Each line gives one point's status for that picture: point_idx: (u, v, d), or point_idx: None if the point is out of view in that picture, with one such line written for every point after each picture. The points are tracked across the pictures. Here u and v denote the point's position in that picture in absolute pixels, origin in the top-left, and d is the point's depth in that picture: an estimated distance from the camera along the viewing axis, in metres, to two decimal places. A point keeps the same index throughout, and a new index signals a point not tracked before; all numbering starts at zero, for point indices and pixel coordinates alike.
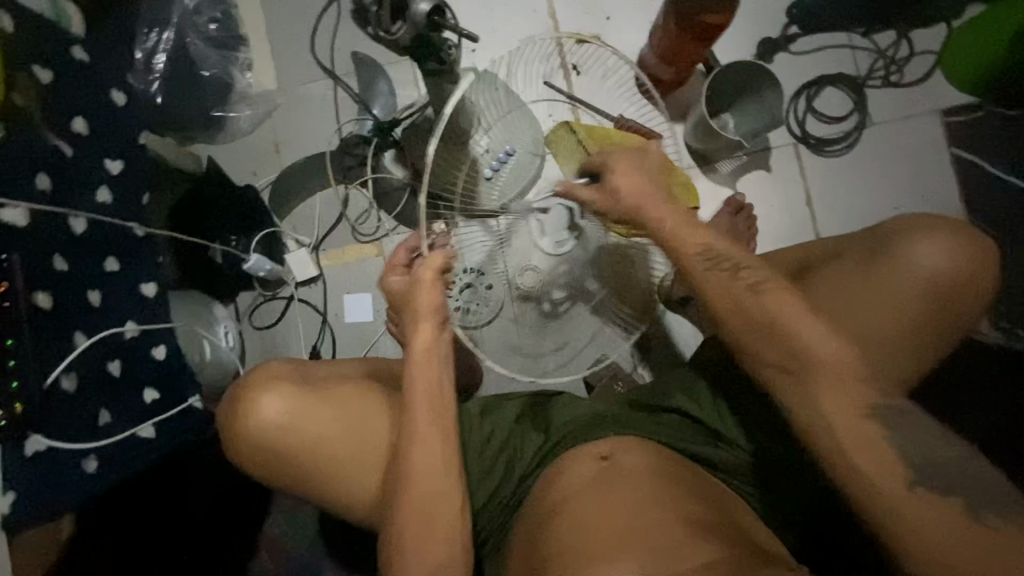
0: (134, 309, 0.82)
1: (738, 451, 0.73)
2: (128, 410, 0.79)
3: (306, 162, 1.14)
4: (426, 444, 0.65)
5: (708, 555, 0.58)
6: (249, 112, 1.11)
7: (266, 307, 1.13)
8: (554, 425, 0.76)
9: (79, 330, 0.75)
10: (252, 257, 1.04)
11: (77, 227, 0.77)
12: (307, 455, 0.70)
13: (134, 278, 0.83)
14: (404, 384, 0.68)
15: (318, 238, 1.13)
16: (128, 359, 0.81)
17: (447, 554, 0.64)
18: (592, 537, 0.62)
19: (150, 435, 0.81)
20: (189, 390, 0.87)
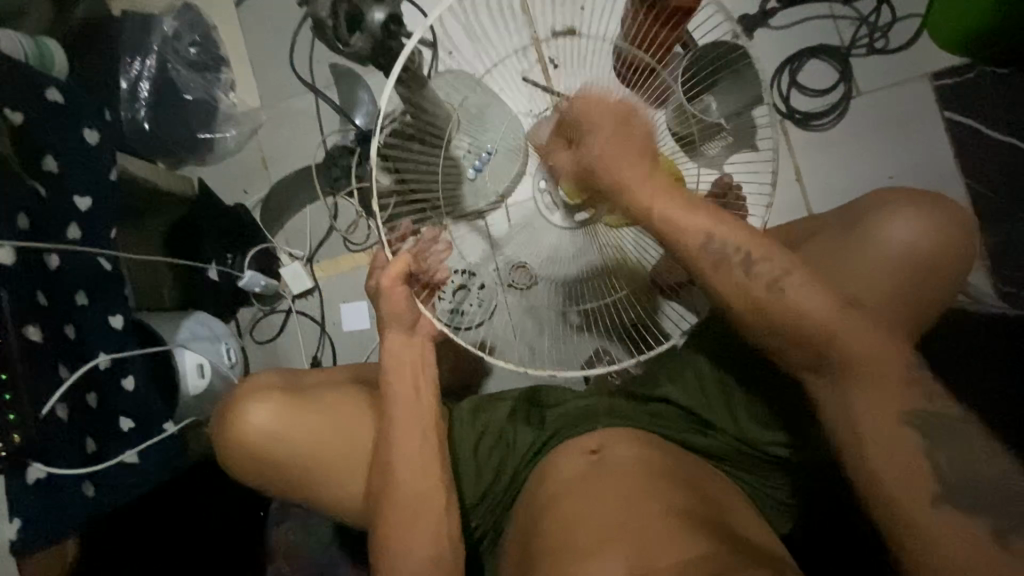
0: (106, 342, 0.84)
1: (730, 438, 0.72)
2: (106, 439, 0.82)
3: (294, 177, 1.16)
4: (409, 449, 0.67)
5: (696, 550, 0.57)
6: (234, 132, 1.15)
7: (265, 321, 1.15)
8: (548, 420, 0.76)
9: (63, 363, 0.78)
10: (247, 274, 1.06)
11: (53, 263, 0.80)
12: (298, 463, 0.71)
13: (103, 311, 0.85)
14: (388, 390, 0.70)
15: (311, 251, 1.15)
16: (105, 391, 0.83)
17: (435, 554, 0.66)
18: (582, 533, 0.62)
19: (134, 460, 0.84)
20: (161, 417, 0.88)
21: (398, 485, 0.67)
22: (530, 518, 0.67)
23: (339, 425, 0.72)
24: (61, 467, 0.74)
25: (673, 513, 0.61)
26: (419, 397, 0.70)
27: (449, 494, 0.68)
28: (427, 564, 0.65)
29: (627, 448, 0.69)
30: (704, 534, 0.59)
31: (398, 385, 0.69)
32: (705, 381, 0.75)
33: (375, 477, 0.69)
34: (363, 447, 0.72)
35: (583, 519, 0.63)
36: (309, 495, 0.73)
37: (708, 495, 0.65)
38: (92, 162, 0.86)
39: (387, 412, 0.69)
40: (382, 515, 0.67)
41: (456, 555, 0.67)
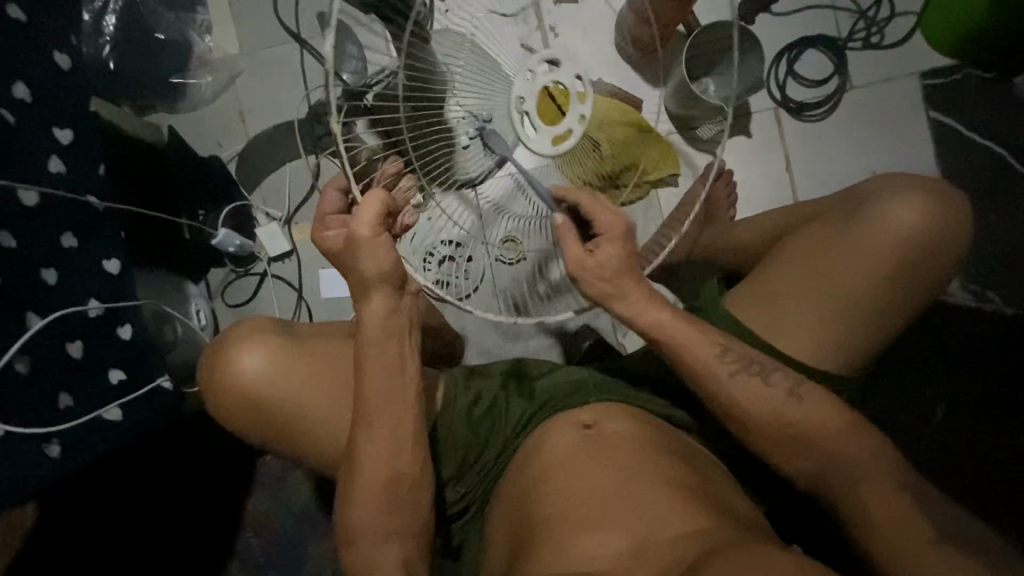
0: (98, 284, 0.80)
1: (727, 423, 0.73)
2: (95, 390, 0.77)
3: (273, 131, 1.09)
4: (391, 421, 0.66)
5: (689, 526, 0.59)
6: (210, 80, 1.04)
7: (239, 283, 1.09)
8: (539, 391, 0.75)
9: (33, 310, 0.72)
10: (221, 232, 1.01)
11: (29, 200, 0.73)
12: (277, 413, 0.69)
13: (95, 254, 0.80)
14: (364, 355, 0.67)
15: (289, 212, 1.09)
16: (89, 338, 0.77)
17: (407, 519, 0.66)
18: (577, 507, 0.63)
19: (118, 417, 0.79)
20: (156, 371, 0.86)
21: (374, 454, 0.65)
22: (524, 490, 0.67)
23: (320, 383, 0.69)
24: (23, 425, 0.70)
25: (671, 486, 0.63)
26: (400, 364, 0.67)
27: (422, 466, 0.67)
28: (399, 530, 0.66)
29: (621, 425, 0.69)
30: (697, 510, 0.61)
31: (376, 353, 0.66)
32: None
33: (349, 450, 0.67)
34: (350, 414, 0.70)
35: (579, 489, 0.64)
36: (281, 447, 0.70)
37: (700, 471, 0.67)
38: (67, 89, 0.80)
39: (367, 378, 0.66)
40: (362, 479, 0.65)
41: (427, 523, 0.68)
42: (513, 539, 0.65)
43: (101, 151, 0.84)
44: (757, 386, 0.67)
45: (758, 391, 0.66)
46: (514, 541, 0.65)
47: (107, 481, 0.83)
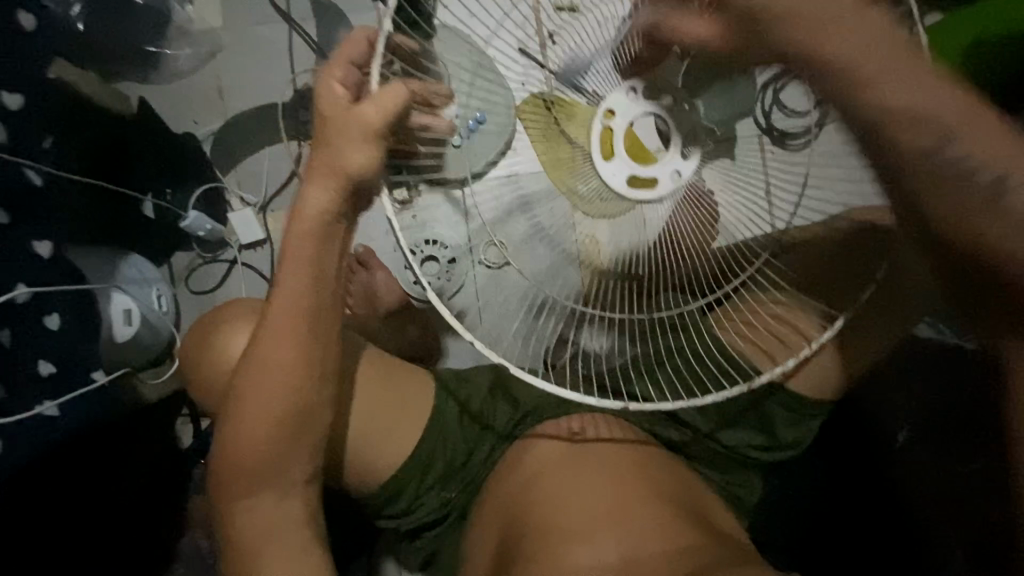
0: (26, 268, 0.73)
1: (713, 444, 0.72)
2: (27, 385, 0.73)
3: (255, 113, 1.04)
4: (270, 388, 0.57)
5: (679, 541, 0.61)
6: (189, 52, 0.99)
7: (205, 269, 1.03)
8: (523, 399, 0.73)
9: None
10: (190, 214, 0.94)
11: None
12: (266, 407, 0.58)
13: (25, 236, 0.74)
14: (299, 305, 0.56)
15: (266, 198, 1.03)
16: (22, 330, 0.72)
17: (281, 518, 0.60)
18: (565, 518, 0.64)
19: (54, 413, 0.76)
20: (90, 365, 0.82)
21: (251, 437, 0.58)
22: (512, 501, 0.68)
23: (321, 374, 0.59)
24: None
25: (659, 499, 0.65)
26: (303, 331, 0.57)
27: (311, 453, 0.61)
28: (270, 533, 0.59)
29: (610, 434, 0.70)
30: (686, 525, 0.63)
31: (289, 310, 0.56)
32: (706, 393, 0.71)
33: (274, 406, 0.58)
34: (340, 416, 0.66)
35: (569, 503, 0.64)
36: (249, 437, 0.58)
37: (687, 487, 0.69)
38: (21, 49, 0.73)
39: (284, 341, 0.57)
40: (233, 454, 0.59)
41: (306, 521, 0.62)
42: (500, 550, 0.65)
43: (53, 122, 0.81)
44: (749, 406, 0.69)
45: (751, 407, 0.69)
46: (498, 551, 0.65)
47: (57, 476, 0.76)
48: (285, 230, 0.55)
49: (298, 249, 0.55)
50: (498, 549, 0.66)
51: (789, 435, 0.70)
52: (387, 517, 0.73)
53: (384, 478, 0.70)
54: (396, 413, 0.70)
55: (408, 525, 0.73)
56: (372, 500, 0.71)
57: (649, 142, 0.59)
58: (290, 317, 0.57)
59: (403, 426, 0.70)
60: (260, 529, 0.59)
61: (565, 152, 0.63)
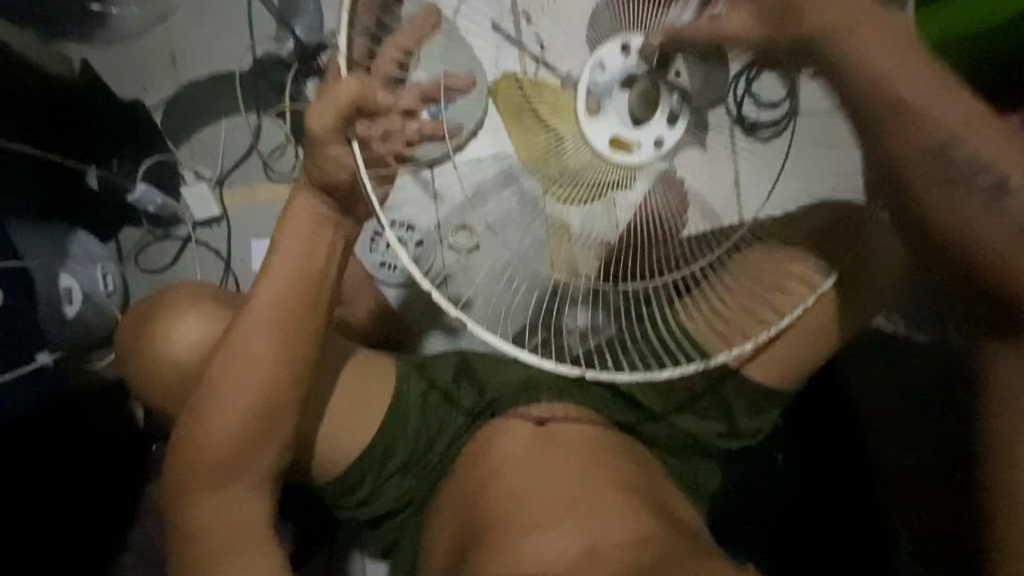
0: None
1: (676, 432, 0.72)
2: None
3: (211, 81, 0.98)
4: (240, 381, 0.55)
5: (644, 529, 0.62)
6: (136, 10, 0.96)
7: (155, 247, 0.98)
8: (488, 388, 0.72)
9: None
10: (139, 187, 0.91)
11: None
12: (240, 403, 0.55)
13: None
14: (276, 296, 0.54)
15: (222, 173, 0.98)
16: None
17: (236, 515, 0.57)
18: (529, 506, 0.63)
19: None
20: (35, 346, 0.78)
21: (210, 431, 0.56)
22: (475, 489, 0.67)
23: (295, 370, 0.56)
24: None
25: (623, 490, 0.65)
26: (285, 329, 0.55)
27: (274, 450, 0.58)
28: (230, 527, 0.57)
29: (576, 426, 0.69)
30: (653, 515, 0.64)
31: (263, 301, 0.54)
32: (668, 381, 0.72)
33: (234, 403, 0.55)
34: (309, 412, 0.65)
35: (534, 493, 0.64)
36: (210, 433, 0.56)
37: (648, 474, 0.69)
38: None
39: (248, 334, 0.55)
40: (192, 449, 0.56)
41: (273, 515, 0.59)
42: (463, 537, 0.65)
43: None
44: (712, 395, 0.71)
45: (719, 396, 0.70)
46: (461, 539, 0.65)
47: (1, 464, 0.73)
48: (280, 219, 0.54)
49: (290, 243, 0.54)
50: (462, 534, 0.65)
51: (748, 425, 0.72)
52: (347, 506, 0.72)
53: (344, 467, 0.68)
54: (362, 409, 0.68)
55: (368, 514, 0.72)
56: (333, 488, 0.69)
57: (626, 125, 0.55)
58: (260, 311, 0.54)
59: (364, 413, 0.68)
60: (214, 520, 0.57)
61: (535, 137, 0.59)
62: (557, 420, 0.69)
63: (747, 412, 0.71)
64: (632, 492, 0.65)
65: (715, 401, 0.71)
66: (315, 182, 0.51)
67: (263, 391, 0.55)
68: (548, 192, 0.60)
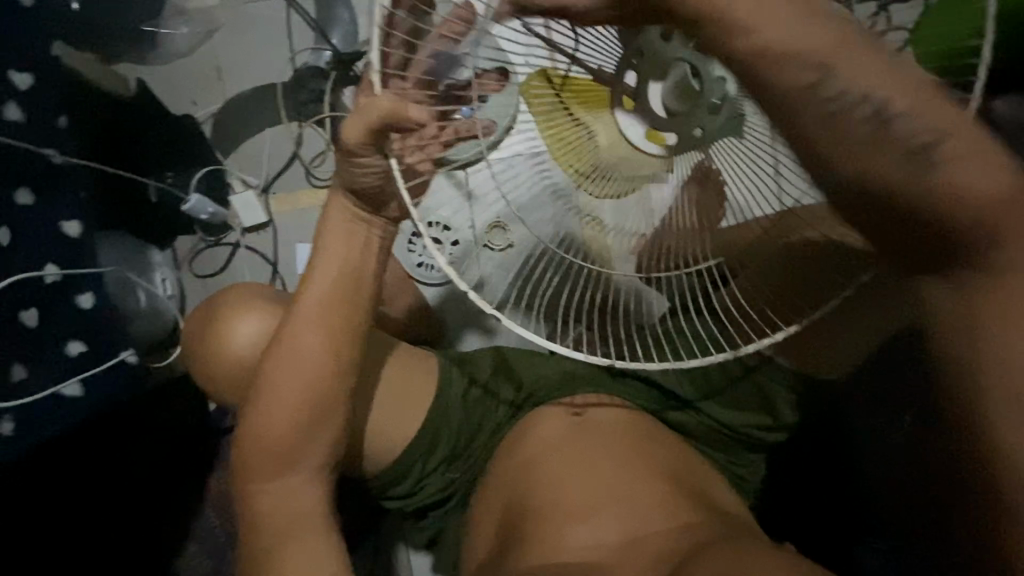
0: (53, 248, 0.73)
1: (712, 423, 0.71)
2: (48, 365, 0.71)
3: (255, 92, 1.03)
4: (291, 378, 0.58)
5: (687, 518, 0.61)
6: (186, 30, 0.95)
7: (208, 253, 1.03)
8: (526, 380, 0.73)
9: (51, 261, 0.72)
10: (191, 197, 0.95)
11: (55, 160, 0.74)
12: (289, 396, 0.58)
13: (51, 214, 0.74)
14: (316, 294, 0.57)
15: (267, 180, 1.03)
16: (45, 308, 0.71)
17: (290, 503, 0.60)
18: (571, 496, 0.64)
19: (77, 393, 0.73)
20: (119, 344, 0.79)
21: (263, 424, 0.59)
22: (517, 478, 0.68)
23: (342, 367, 0.58)
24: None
25: (664, 481, 0.65)
26: (329, 327, 0.57)
27: (323, 442, 0.60)
28: (285, 514, 0.60)
29: (614, 416, 0.70)
30: (696, 504, 0.63)
31: (308, 300, 0.57)
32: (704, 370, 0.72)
33: (286, 396, 0.58)
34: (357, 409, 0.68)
35: (576, 483, 0.65)
36: (264, 427, 0.59)
37: (690, 465, 0.69)
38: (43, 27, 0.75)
39: (292, 334, 0.57)
40: (248, 440, 0.60)
41: (325, 504, 0.62)
42: (505, 527, 0.66)
43: (61, 95, 0.79)
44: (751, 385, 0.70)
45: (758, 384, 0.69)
46: (504, 528, 0.66)
47: (81, 459, 0.77)
48: (323, 219, 0.57)
49: (332, 244, 0.56)
50: (504, 523, 0.66)
51: (791, 416, 0.70)
52: (393, 498, 0.74)
53: (389, 458, 0.71)
54: (407, 402, 0.71)
55: (412, 505, 0.74)
56: (379, 480, 0.72)
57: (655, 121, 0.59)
58: (302, 311, 0.57)
59: (406, 406, 0.70)
60: (270, 508, 0.60)
61: (570, 131, 0.65)
62: (593, 412, 0.70)
63: (788, 403, 0.69)
64: (673, 481, 0.65)
65: (752, 391, 0.70)
66: (350, 187, 0.54)
67: (310, 386, 0.58)
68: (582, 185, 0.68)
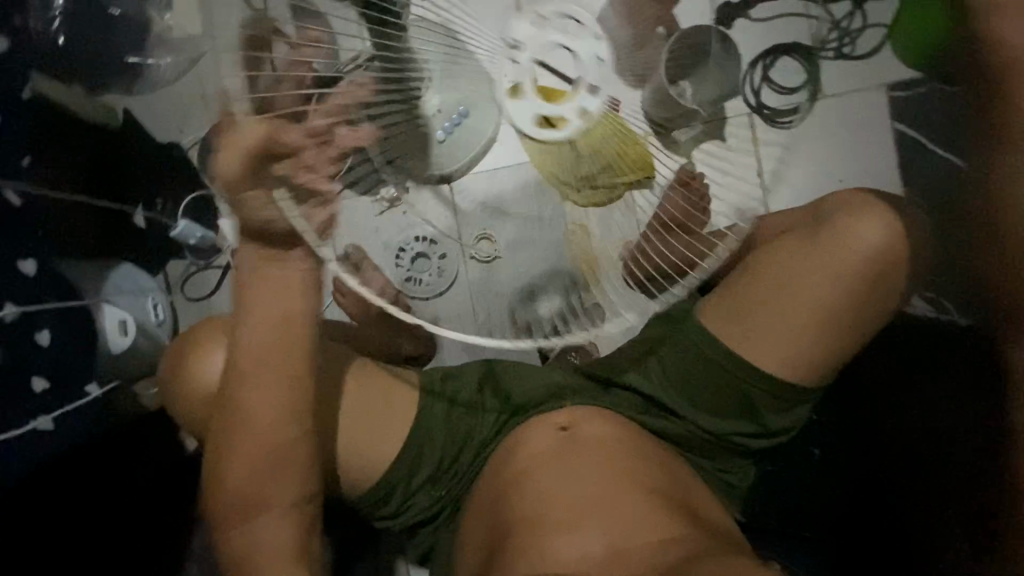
0: (18, 288, 0.77)
1: (695, 428, 0.72)
2: (15, 400, 0.75)
3: None
4: (265, 405, 0.61)
5: (665, 531, 0.62)
6: (168, 60, 0.96)
7: (199, 276, 1.02)
8: (513, 394, 0.73)
9: (11, 300, 0.75)
10: (179, 223, 1.00)
11: (15, 200, 0.79)
12: (268, 421, 0.61)
13: (10, 254, 0.77)
14: (258, 326, 0.59)
15: None
16: (12, 345, 0.75)
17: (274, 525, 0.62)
18: (552, 511, 0.65)
19: (49, 426, 0.78)
20: (86, 377, 0.84)
21: (241, 451, 0.61)
22: (500, 493, 0.68)
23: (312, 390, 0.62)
24: None
25: (644, 494, 0.65)
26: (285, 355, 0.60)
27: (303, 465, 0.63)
28: (268, 537, 0.62)
29: (599, 429, 0.70)
30: (674, 515, 0.64)
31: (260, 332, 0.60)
32: (688, 378, 0.72)
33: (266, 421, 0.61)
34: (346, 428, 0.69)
35: (556, 499, 0.65)
36: (245, 453, 0.61)
37: (672, 476, 0.69)
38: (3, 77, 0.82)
39: (252, 366, 0.60)
40: (231, 465, 0.62)
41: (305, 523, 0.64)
42: (488, 544, 0.66)
43: (26, 142, 0.83)
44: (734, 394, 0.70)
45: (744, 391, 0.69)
46: (487, 544, 0.66)
47: (66, 484, 0.79)
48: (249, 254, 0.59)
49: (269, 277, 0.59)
50: (487, 539, 0.67)
51: (775, 421, 0.71)
52: (382, 517, 0.74)
53: (375, 480, 0.71)
54: (390, 422, 0.71)
55: (401, 523, 0.74)
56: (367, 500, 0.72)
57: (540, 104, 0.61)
58: (254, 343, 0.60)
59: (392, 425, 0.71)
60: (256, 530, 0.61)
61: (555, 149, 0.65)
62: (577, 426, 0.70)
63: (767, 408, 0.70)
64: (653, 493, 0.66)
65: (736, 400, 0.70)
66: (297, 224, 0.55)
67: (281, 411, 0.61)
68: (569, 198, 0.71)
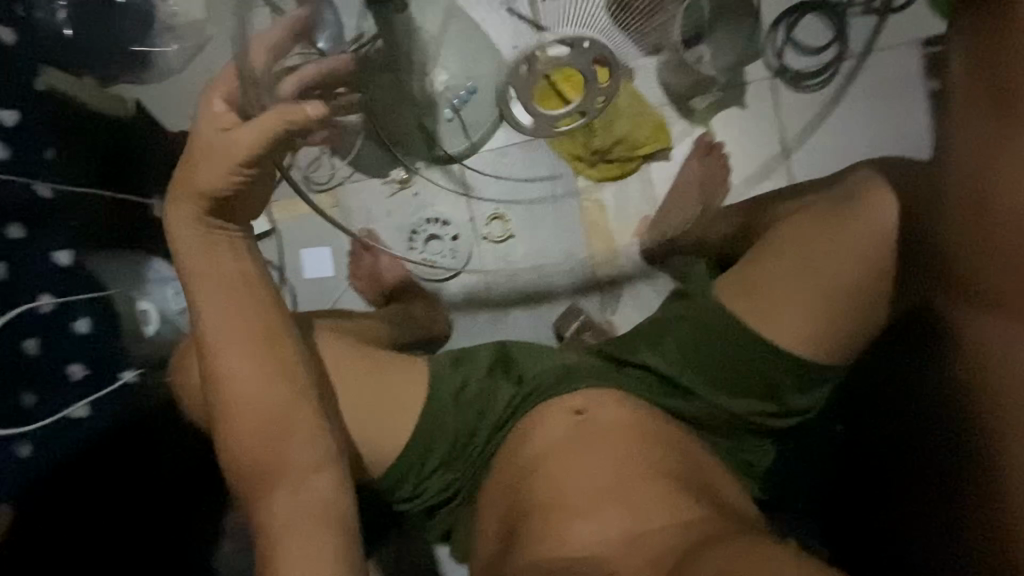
0: (49, 282, 0.82)
1: (716, 408, 0.71)
2: (53, 386, 0.80)
3: None
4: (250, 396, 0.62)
5: (684, 514, 0.61)
6: (177, 46, 0.98)
7: None
8: (527, 376, 0.73)
9: (45, 291, 0.82)
10: None
11: (44, 194, 0.84)
12: (251, 416, 0.62)
13: (40, 247, 0.82)
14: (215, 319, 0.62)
15: None
16: (48, 335, 0.81)
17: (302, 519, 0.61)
18: (570, 494, 0.65)
19: (83, 414, 0.82)
20: (120, 364, 0.87)
21: (241, 446, 0.63)
22: (516, 476, 0.68)
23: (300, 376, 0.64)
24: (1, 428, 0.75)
25: (663, 477, 0.65)
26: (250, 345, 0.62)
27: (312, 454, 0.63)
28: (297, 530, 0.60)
29: (614, 412, 0.69)
30: (692, 498, 0.63)
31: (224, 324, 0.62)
32: (707, 359, 0.70)
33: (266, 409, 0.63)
34: (361, 414, 0.69)
35: (574, 483, 0.65)
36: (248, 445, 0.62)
37: (690, 457, 0.68)
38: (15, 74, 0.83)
39: (224, 363, 0.62)
40: (239, 458, 0.63)
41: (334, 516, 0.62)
42: (507, 526, 0.67)
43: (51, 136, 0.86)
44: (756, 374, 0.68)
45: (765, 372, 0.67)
46: (506, 526, 0.67)
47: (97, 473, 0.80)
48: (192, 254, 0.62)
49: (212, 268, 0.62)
50: (505, 521, 0.67)
51: (797, 402, 0.69)
52: (402, 499, 0.75)
53: (392, 464, 0.72)
54: (404, 408, 0.71)
55: (421, 505, 0.75)
56: (385, 483, 0.73)
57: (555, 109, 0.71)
58: (218, 342, 0.62)
59: (406, 409, 0.71)
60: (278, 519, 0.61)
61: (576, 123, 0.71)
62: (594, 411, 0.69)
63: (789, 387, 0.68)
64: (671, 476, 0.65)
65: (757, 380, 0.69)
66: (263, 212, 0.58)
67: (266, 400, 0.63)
68: (581, 172, 0.76)
